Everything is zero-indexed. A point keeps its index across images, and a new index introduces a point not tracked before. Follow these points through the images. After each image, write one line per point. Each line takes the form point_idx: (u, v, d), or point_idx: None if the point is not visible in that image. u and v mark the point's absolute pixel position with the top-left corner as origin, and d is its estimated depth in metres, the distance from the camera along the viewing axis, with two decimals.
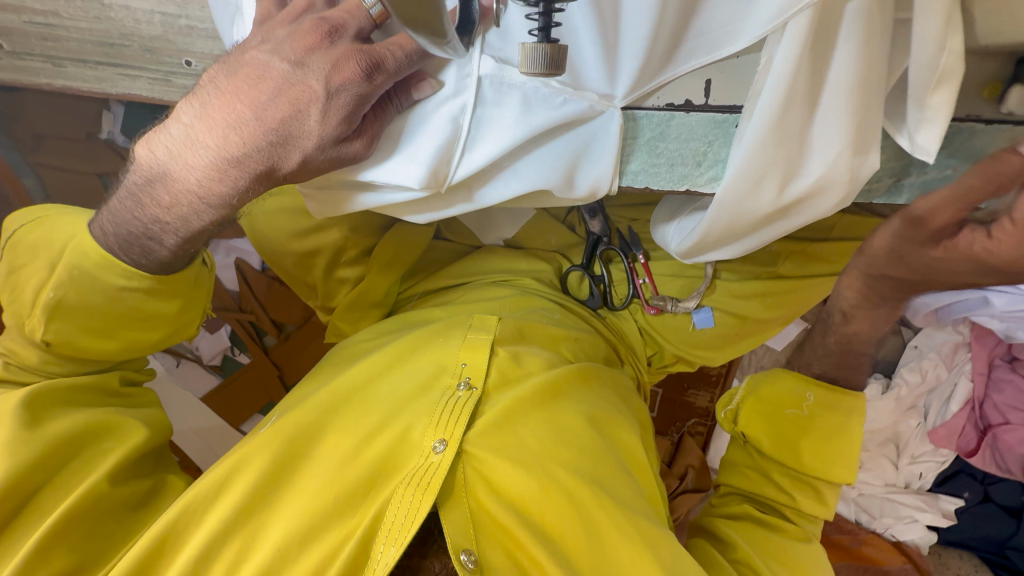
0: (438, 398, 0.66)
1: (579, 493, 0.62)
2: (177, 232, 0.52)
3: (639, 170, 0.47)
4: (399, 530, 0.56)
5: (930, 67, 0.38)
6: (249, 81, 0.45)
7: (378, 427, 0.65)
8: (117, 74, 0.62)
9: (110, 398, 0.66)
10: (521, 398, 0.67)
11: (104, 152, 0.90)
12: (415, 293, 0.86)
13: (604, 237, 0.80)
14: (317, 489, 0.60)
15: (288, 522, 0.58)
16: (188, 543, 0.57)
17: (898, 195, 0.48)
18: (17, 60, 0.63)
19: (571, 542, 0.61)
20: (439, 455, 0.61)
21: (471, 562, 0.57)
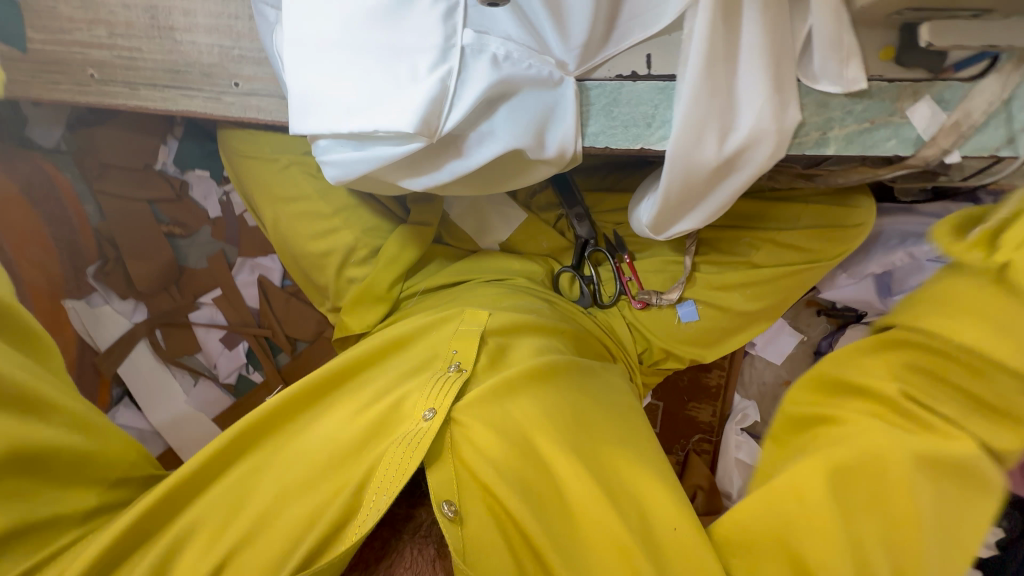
0: (430, 376, 0.68)
1: (561, 462, 0.62)
2: None
3: (599, 131, 0.57)
4: (390, 483, 0.58)
5: (829, 14, 0.49)
6: None
7: (370, 401, 0.66)
8: (179, 94, 0.76)
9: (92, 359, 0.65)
10: (510, 379, 0.67)
11: (157, 180, 1.08)
12: (415, 291, 0.90)
13: (591, 240, 0.87)
14: (314, 450, 0.62)
15: (284, 477, 0.60)
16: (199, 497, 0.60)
17: (826, 147, 0.55)
18: (102, 86, 0.77)
19: (549, 502, 0.61)
20: (429, 423, 0.62)
21: (451, 511, 0.58)
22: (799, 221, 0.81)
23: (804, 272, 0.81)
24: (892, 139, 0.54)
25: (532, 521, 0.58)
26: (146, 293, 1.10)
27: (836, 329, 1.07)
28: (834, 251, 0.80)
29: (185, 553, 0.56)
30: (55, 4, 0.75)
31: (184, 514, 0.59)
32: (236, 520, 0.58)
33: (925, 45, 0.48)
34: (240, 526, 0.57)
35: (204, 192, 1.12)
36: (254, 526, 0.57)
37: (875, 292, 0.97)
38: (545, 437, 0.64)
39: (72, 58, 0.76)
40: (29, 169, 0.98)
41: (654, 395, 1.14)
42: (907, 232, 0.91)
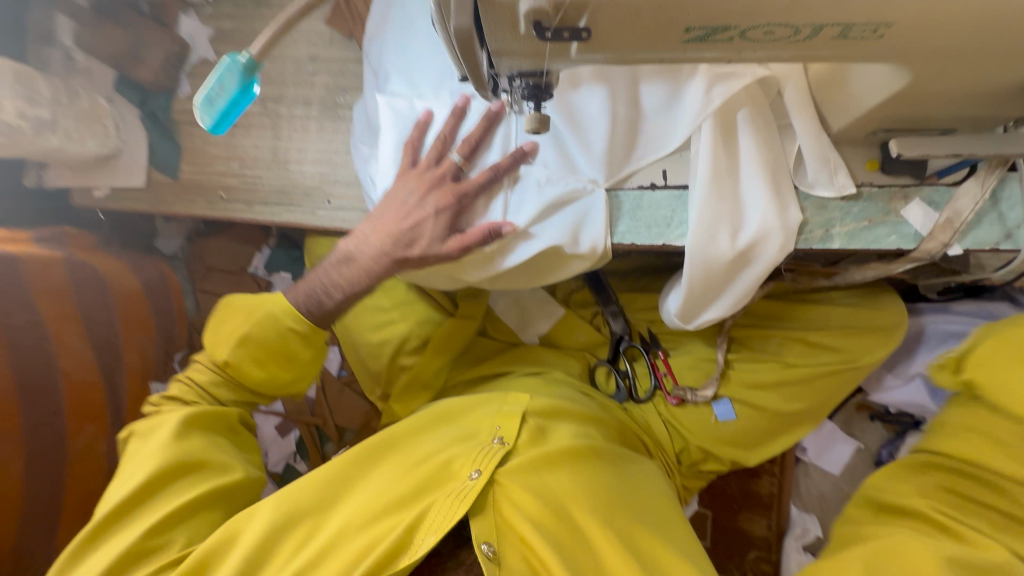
0: (479, 444, 0.68)
1: (598, 534, 0.62)
2: (341, 291, 0.69)
3: (626, 230, 0.67)
4: (438, 525, 0.59)
5: (810, 136, 0.59)
6: (393, 212, 0.66)
7: (421, 460, 0.66)
8: (283, 209, 0.94)
9: (226, 433, 0.71)
10: (551, 453, 0.68)
11: (247, 281, 1.25)
12: (459, 381, 0.96)
13: (626, 336, 0.92)
14: (365, 499, 0.63)
15: (338, 518, 0.62)
16: (224, 564, 0.57)
17: (832, 242, 0.62)
18: (227, 204, 0.97)
19: (584, 563, 0.60)
20: (474, 482, 0.63)
21: (490, 552, 0.60)
22: (828, 319, 0.84)
23: (845, 373, 0.82)
24: (893, 234, 0.61)
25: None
26: None
27: (896, 436, 1.02)
28: (870, 349, 0.81)
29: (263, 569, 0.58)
30: (207, 146, 0.99)
31: (246, 536, 0.59)
32: (294, 554, 0.59)
33: (897, 156, 0.56)
34: (300, 558, 0.58)
35: (284, 291, 1.27)
36: (314, 557, 0.58)
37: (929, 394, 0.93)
38: (584, 508, 0.64)
39: (210, 184, 0.99)
40: (152, 268, 1.17)
41: (701, 502, 1.09)
42: (948, 332, 0.90)
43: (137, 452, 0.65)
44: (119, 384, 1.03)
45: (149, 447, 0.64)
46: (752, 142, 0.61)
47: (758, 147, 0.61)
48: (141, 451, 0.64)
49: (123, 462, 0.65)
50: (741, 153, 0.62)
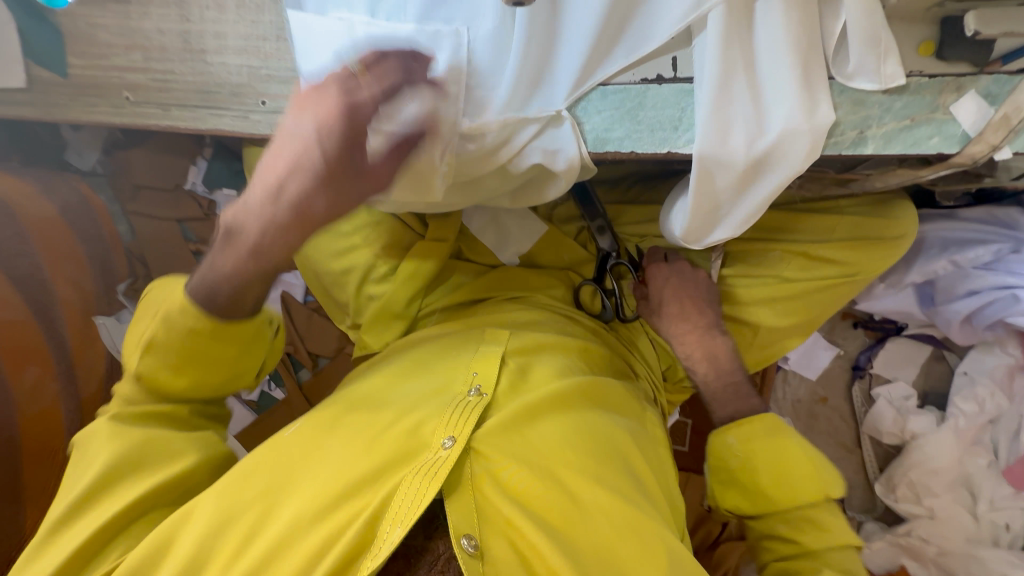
0: (448, 401, 0.64)
1: (588, 494, 0.59)
2: (250, 281, 0.56)
3: (624, 136, 0.56)
4: (406, 514, 0.55)
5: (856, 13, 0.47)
6: (289, 151, 0.47)
7: (390, 423, 0.63)
8: (208, 114, 0.78)
9: (202, 419, 0.69)
10: (532, 403, 0.65)
11: (186, 200, 1.12)
12: (434, 309, 0.90)
13: (613, 252, 0.84)
14: (328, 477, 0.59)
15: (300, 502, 0.58)
16: (180, 544, 0.56)
17: (864, 147, 0.53)
18: (136, 108, 0.80)
19: (581, 542, 0.58)
20: (449, 451, 0.59)
21: (471, 547, 0.55)
22: (834, 230, 0.77)
23: (841, 287, 0.78)
24: (935, 137, 0.52)
25: (558, 559, 0.55)
26: None
27: (875, 342, 1.07)
28: (873, 261, 0.76)
29: (202, 571, 0.55)
30: (96, 31, 0.78)
31: (184, 541, 0.56)
32: (246, 550, 0.56)
33: (972, 34, 0.46)
34: (255, 553, 0.55)
35: (230, 210, 1.13)
36: (268, 556, 0.55)
37: (917, 302, 0.95)
38: (566, 465, 0.61)
39: (111, 83, 0.80)
40: (66, 188, 1.01)
41: (681, 411, 1.11)
42: (949, 239, 0.86)
43: (78, 459, 0.61)
44: (58, 324, 0.94)
45: (96, 442, 0.61)
46: (775, 26, 0.49)
47: (783, 31, 0.49)
48: (88, 446, 0.61)
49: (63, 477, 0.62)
50: (761, 39, 0.50)
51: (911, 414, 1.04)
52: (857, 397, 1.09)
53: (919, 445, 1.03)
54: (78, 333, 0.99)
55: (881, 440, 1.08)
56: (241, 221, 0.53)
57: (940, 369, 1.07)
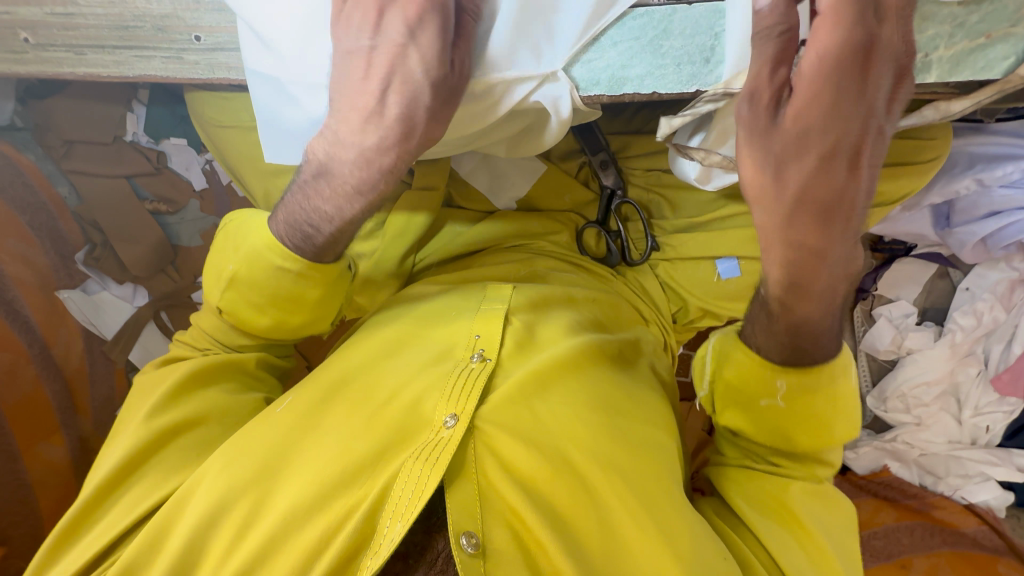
0: (449, 369, 0.58)
1: (597, 473, 0.53)
2: (331, 200, 0.54)
3: (645, 73, 0.47)
4: (406, 506, 0.50)
5: None
6: (346, 74, 0.49)
7: (386, 400, 0.57)
8: (133, 57, 0.64)
9: (247, 377, 0.70)
10: (538, 371, 0.58)
11: (130, 153, 0.98)
12: (430, 263, 0.83)
13: (619, 190, 0.76)
14: (322, 462, 0.54)
15: (296, 490, 0.53)
16: (174, 537, 0.54)
17: (927, 73, 0.44)
18: (41, 52, 0.66)
19: (591, 540, 0.51)
20: (451, 431, 0.53)
21: (471, 546, 0.48)
22: None
23: (868, 216, 0.72)
24: (1010, 57, 0.43)
25: (566, 558, 0.49)
26: (143, 276, 1.03)
27: (882, 264, 1.07)
28: (901, 189, 0.71)
29: (200, 568, 0.53)
30: None
31: (178, 534, 0.54)
32: (244, 539, 0.52)
33: None
34: (245, 551, 0.51)
35: (185, 162, 1.01)
36: (262, 551, 0.51)
37: (931, 224, 0.91)
38: (577, 442, 0.54)
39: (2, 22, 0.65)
40: None
41: (686, 344, 1.11)
42: (978, 155, 0.80)
43: (124, 425, 0.63)
44: (18, 305, 0.90)
45: (138, 412, 0.62)
46: None
47: None
48: (136, 410, 0.63)
49: (111, 436, 0.64)
50: None
51: (910, 332, 1.05)
52: (858, 317, 1.11)
53: (914, 359, 1.06)
54: (43, 313, 0.93)
55: (877, 356, 1.10)
56: (326, 156, 0.53)
57: (942, 286, 1.06)
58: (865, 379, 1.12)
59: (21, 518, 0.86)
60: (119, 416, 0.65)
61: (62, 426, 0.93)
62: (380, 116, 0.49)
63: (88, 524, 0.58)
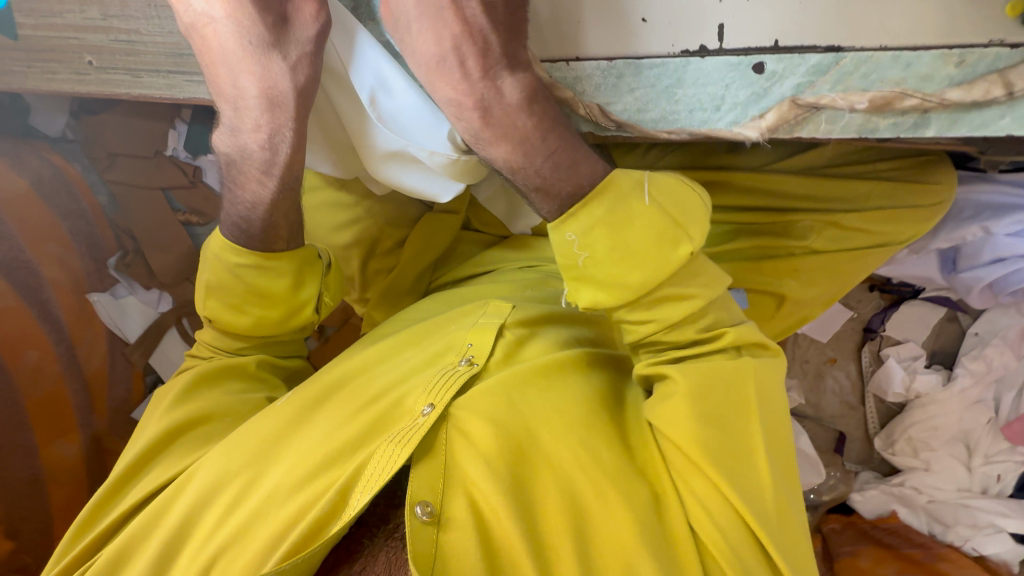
0: (438, 371, 0.59)
1: (568, 462, 0.51)
2: (259, 205, 0.61)
3: (659, 117, 0.51)
4: (374, 480, 0.50)
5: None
6: (207, 55, 0.53)
7: (374, 397, 0.59)
8: (184, 81, 0.69)
9: (248, 380, 0.70)
10: (517, 371, 0.57)
11: (169, 168, 1.05)
12: (445, 283, 0.85)
13: None
14: (309, 447, 0.56)
15: (282, 473, 0.55)
16: (170, 513, 0.57)
17: (926, 128, 0.47)
18: (102, 74, 0.72)
19: (546, 512, 0.50)
20: (426, 417, 0.53)
21: (425, 514, 0.49)
22: (871, 196, 0.71)
23: (872, 253, 0.74)
24: (1007, 117, 0.45)
25: (517, 528, 0.48)
26: (169, 284, 1.10)
27: (890, 305, 1.08)
28: (904, 230, 0.73)
29: (187, 542, 0.55)
30: None
31: (177, 508, 0.57)
32: (232, 515, 0.54)
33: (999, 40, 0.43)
34: (231, 525, 0.53)
35: (217, 177, 1.06)
36: (244, 525, 0.53)
37: (938, 268, 0.94)
38: (547, 423, 0.53)
39: (69, 45, 0.71)
40: (37, 160, 0.96)
41: None
42: (984, 203, 0.82)
43: (148, 417, 0.67)
44: (50, 305, 0.92)
45: (162, 403, 0.67)
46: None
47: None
48: (161, 402, 0.68)
49: (140, 424, 0.69)
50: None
51: (918, 373, 1.06)
52: (866, 357, 1.12)
53: (923, 403, 1.07)
54: (73, 314, 0.96)
55: (885, 399, 1.11)
56: (234, 146, 0.58)
57: (951, 330, 1.07)
58: (872, 421, 1.14)
59: (32, 514, 0.85)
60: (144, 415, 0.70)
61: (79, 425, 0.94)
62: (255, 103, 0.54)
63: (114, 501, 0.63)
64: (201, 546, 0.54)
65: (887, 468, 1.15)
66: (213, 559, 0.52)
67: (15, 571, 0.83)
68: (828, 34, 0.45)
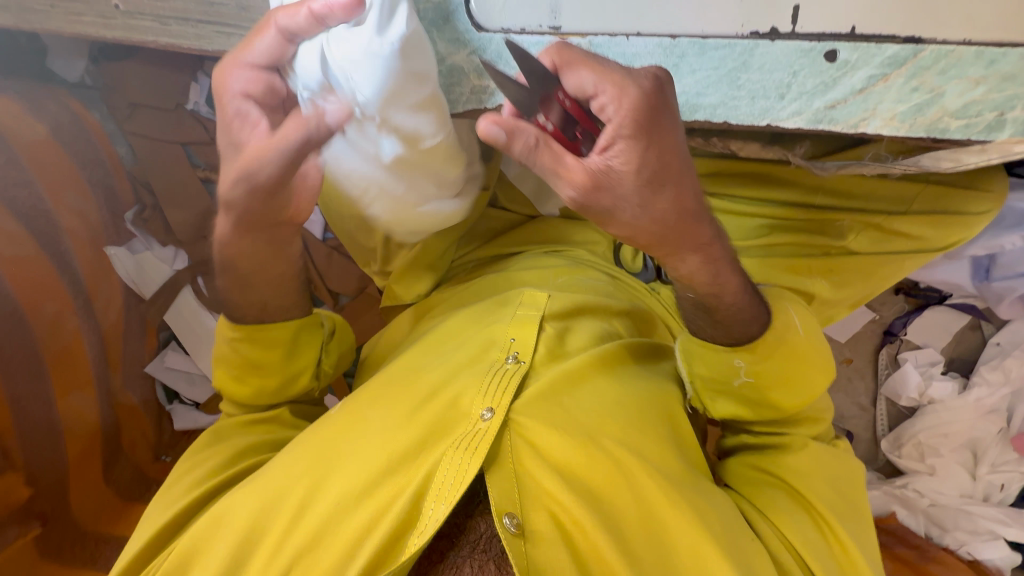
0: (487, 369, 0.57)
1: (643, 477, 0.52)
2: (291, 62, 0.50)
3: (718, 103, 0.48)
4: (449, 490, 0.49)
5: None
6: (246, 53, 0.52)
7: (427, 395, 0.56)
8: (214, 32, 0.66)
9: (252, 359, 0.65)
10: (571, 370, 0.57)
11: (189, 122, 1.02)
12: (470, 259, 0.84)
13: None
14: (369, 451, 0.53)
15: (345, 476, 0.52)
16: (229, 522, 0.53)
17: (1000, 132, 0.44)
18: (128, 20, 0.69)
19: (625, 517, 0.51)
20: (488, 423, 0.52)
21: (514, 526, 0.48)
22: (915, 201, 0.69)
23: (909, 260, 0.72)
24: None
25: (605, 536, 0.49)
26: (185, 241, 1.08)
27: (914, 309, 1.09)
28: (943, 238, 0.70)
29: (256, 551, 0.51)
30: None
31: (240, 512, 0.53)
32: (300, 521, 0.51)
33: None
34: (301, 534, 0.50)
35: None
36: (314, 535, 0.50)
37: (970, 275, 0.93)
38: (610, 432, 0.54)
39: None
40: (55, 105, 0.93)
41: None
42: None
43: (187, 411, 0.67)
44: (68, 256, 0.92)
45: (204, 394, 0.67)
46: None
47: None
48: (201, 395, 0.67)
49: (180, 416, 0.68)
50: None
51: (934, 380, 1.07)
52: (883, 360, 1.12)
53: (935, 410, 1.07)
54: (90, 266, 0.95)
55: (898, 402, 1.11)
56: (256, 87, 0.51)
57: (971, 338, 1.08)
58: (880, 424, 1.14)
59: (48, 462, 0.86)
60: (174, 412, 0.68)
61: (94, 379, 0.94)
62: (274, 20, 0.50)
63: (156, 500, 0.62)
64: (267, 568, 0.50)
65: (892, 471, 1.14)
66: (290, 569, 0.49)
67: (34, 516, 0.84)
68: (909, 25, 0.43)
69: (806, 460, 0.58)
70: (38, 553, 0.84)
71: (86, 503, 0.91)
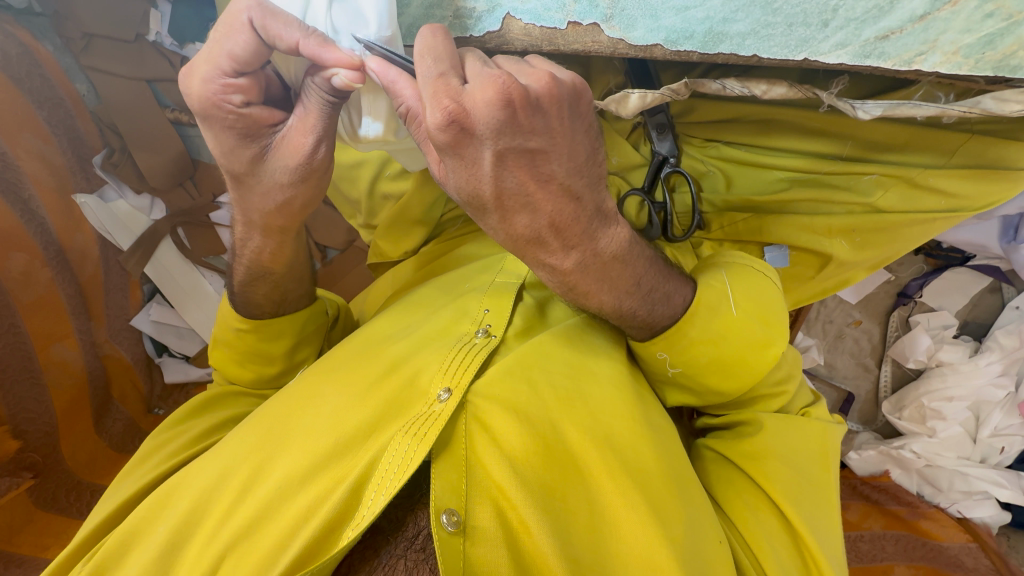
0: (454, 343, 0.53)
1: (602, 469, 0.48)
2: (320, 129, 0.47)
3: (748, 32, 0.40)
4: (391, 480, 0.45)
5: None
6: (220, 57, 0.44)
7: (387, 370, 0.53)
8: None
9: (254, 351, 0.63)
10: (538, 343, 0.53)
11: (153, 55, 0.92)
12: (459, 215, 0.75)
13: (672, 157, 0.64)
14: (318, 431, 0.50)
15: (290, 460, 0.49)
16: (179, 499, 0.51)
17: None
18: None
19: (575, 516, 0.47)
20: (443, 405, 0.48)
21: (451, 525, 0.44)
22: (952, 156, 0.61)
23: (938, 220, 0.66)
24: None
25: (550, 539, 0.44)
26: (161, 189, 1.01)
27: (933, 271, 1.03)
28: (982, 195, 0.63)
29: (198, 531, 0.49)
30: None
31: (187, 494, 0.51)
32: (240, 506, 0.48)
33: None
34: (239, 520, 0.47)
35: None
36: (253, 521, 0.47)
37: (996, 236, 0.88)
38: (571, 417, 0.49)
39: None
40: None
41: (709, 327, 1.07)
42: None
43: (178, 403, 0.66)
44: (33, 204, 0.86)
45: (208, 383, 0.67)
46: None
47: None
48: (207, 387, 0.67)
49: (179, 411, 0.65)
50: None
51: (945, 344, 1.04)
52: (894, 322, 1.09)
53: (942, 372, 1.04)
54: (60, 216, 0.90)
55: (904, 364, 1.09)
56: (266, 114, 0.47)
57: (990, 302, 1.04)
58: (884, 386, 1.13)
59: (35, 415, 0.84)
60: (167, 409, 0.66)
61: (75, 332, 0.91)
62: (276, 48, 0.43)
63: (122, 478, 0.61)
64: (206, 548, 0.48)
65: (889, 432, 1.13)
66: (223, 556, 0.47)
67: (25, 468, 0.83)
68: None
69: (767, 440, 0.54)
70: (34, 503, 0.83)
71: (77, 453, 0.90)
